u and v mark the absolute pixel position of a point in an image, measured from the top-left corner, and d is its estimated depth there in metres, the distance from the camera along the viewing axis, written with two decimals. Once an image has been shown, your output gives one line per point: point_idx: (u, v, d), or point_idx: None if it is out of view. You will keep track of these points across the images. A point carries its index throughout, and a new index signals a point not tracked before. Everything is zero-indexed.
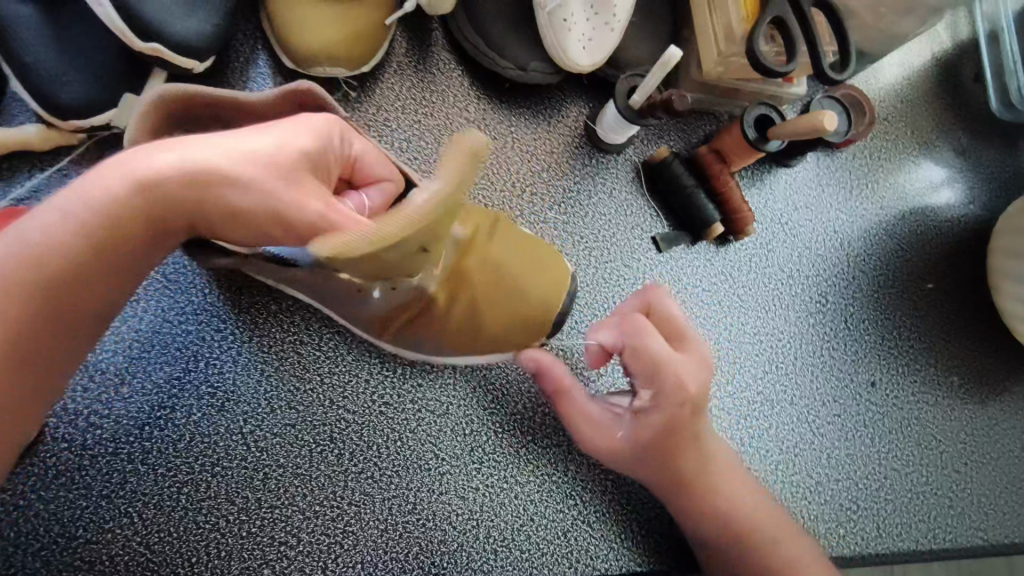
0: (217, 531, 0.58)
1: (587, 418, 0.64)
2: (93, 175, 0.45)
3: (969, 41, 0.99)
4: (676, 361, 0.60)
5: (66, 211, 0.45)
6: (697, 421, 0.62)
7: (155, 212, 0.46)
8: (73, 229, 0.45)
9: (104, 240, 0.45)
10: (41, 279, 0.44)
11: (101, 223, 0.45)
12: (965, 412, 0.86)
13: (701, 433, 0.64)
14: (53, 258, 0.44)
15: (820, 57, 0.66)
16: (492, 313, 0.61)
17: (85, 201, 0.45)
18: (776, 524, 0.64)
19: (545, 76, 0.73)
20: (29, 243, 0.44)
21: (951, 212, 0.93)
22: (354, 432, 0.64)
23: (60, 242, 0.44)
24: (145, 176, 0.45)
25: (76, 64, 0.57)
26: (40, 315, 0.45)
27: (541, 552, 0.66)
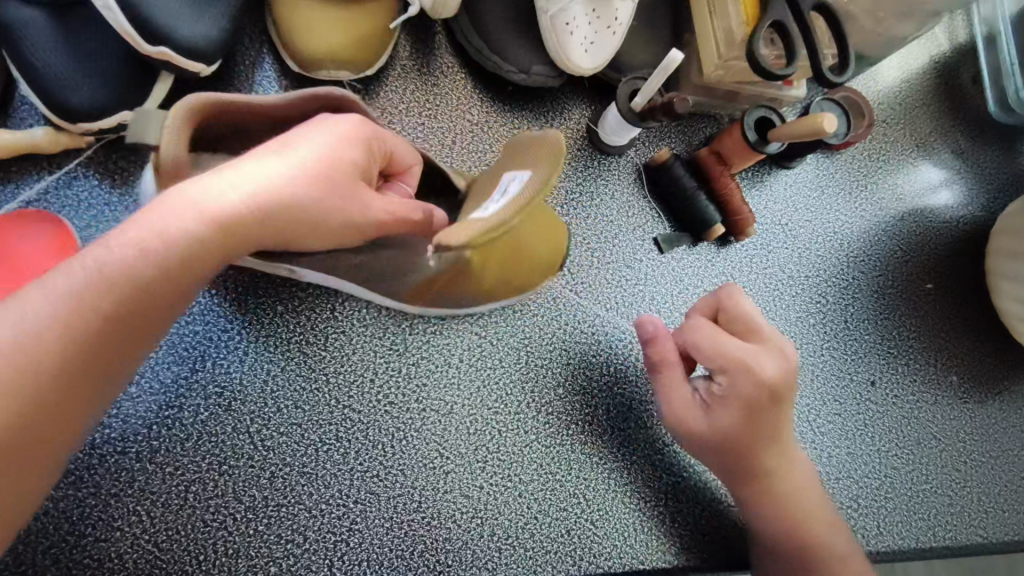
0: (225, 529, 0.59)
1: (680, 400, 0.67)
2: (167, 206, 0.43)
3: (966, 44, 1.00)
4: (747, 354, 0.65)
5: (137, 236, 0.42)
6: (775, 411, 0.65)
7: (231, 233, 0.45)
8: (146, 254, 0.42)
9: (179, 277, 0.43)
10: (119, 303, 0.41)
11: (178, 259, 0.43)
12: (964, 411, 0.87)
13: (778, 425, 0.66)
14: (131, 286, 0.41)
15: (820, 60, 0.67)
16: (520, 272, 0.64)
17: (163, 228, 0.42)
18: (822, 512, 0.67)
19: (547, 79, 0.74)
20: (99, 272, 0.41)
21: (949, 213, 0.94)
22: (359, 431, 0.65)
23: (136, 268, 0.41)
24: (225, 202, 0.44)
25: (84, 67, 0.57)
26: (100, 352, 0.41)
27: (545, 550, 0.67)
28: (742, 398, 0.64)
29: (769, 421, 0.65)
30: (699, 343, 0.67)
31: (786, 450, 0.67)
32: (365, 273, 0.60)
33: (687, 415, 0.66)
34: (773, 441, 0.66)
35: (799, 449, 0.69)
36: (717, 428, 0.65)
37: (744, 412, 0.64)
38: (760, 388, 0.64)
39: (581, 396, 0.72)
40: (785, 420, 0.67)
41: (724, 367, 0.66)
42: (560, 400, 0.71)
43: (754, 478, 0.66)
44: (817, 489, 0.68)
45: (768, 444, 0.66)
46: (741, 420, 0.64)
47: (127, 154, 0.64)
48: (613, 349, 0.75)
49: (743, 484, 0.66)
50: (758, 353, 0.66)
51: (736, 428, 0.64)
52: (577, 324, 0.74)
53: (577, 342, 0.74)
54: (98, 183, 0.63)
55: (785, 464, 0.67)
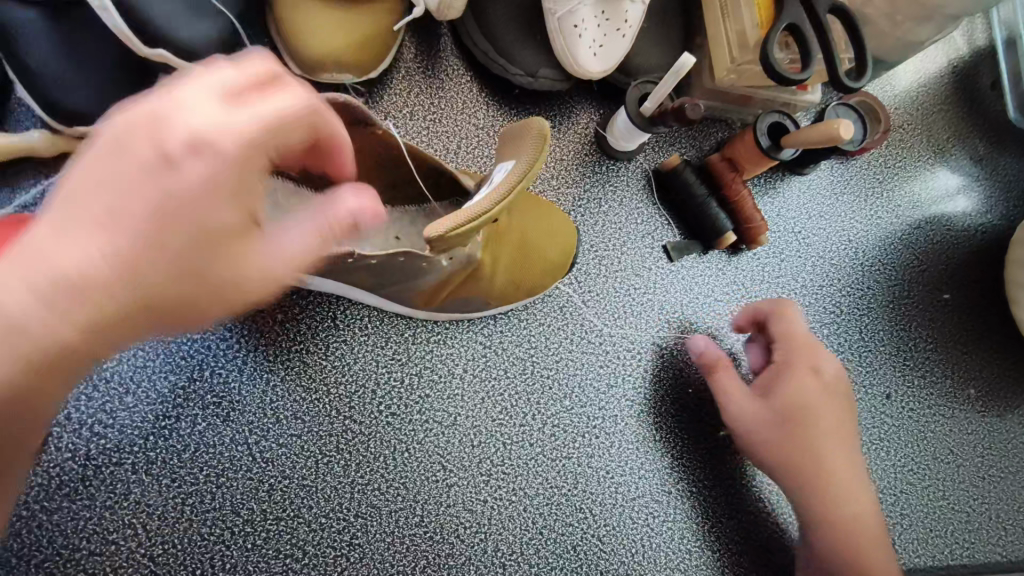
0: (222, 543, 0.58)
1: (736, 388, 0.68)
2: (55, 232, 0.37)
3: (985, 47, 0.98)
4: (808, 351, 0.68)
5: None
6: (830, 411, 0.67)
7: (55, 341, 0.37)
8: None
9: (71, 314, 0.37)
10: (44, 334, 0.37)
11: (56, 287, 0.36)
12: (982, 425, 0.85)
13: (834, 429, 0.66)
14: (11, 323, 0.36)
15: (837, 65, 0.65)
16: (528, 271, 0.66)
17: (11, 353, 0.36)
18: (878, 541, 0.64)
19: (554, 82, 0.72)
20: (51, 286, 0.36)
21: (968, 220, 0.91)
22: (360, 443, 0.63)
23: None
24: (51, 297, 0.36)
25: (82, 71, 0.56)
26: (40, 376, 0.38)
27: (549, 567, 0.65)
28: (797, 385, 0.66)
29: (826, 419, 0.66)
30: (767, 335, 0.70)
31: (842, 451, 0.66)
32: (384, 276, 0.57)
33: (743, 399, 0.67)
34: (833, 440, 0.66)
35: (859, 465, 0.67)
36: (772, 409, 0.66)
37: (800, 399, 0.66)
38: (815, 379, 0.67)
39: (587, 409, 0.70)
40: (844, 430, 0.67)
41: (787, 355, 0.68)
42: (567, 411, 0.70)
43: (807, 481, 0.64)
44: (871, 501, 0.66)
45: (828, 439, 0.66)
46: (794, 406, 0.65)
47: None
48: (619, 360, 0.73)
49: (792, 480, 0.65)
50: (819, 351, 0.69)
51: (792, 412, 0.65)
52: (584, 334, 0.72)
53: (584, 352, 0.72)
54: None
55: (842, 467, 0.65)
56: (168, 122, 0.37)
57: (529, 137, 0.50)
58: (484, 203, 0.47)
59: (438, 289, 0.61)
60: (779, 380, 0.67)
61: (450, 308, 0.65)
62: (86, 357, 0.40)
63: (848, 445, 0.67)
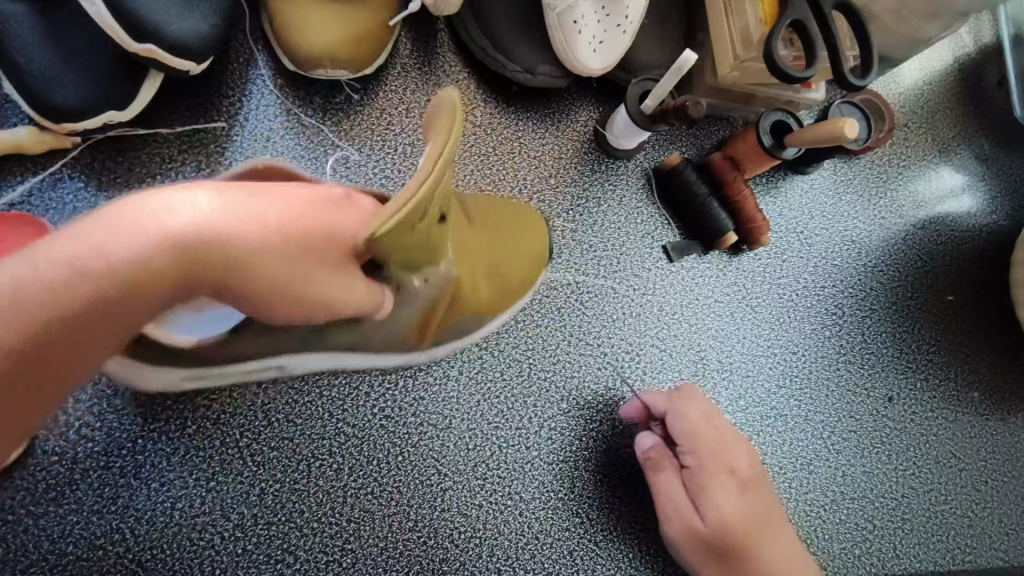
0: (212, 548, 0.57)
1: (667, 500, 0.63)
2: (191, 207, 0.35)
3: (991, 45, 0.96)
4: (724, 440, 0.66)
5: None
6: (756, 496, 0.65)
7: (139, 284, 0.33)
8: (43, 300, 0.31)
9: (145, 280, 0.34)
10: (122, 283, 0.33)
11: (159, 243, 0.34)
12: (985, 429, 0.84)
13: (762, 514, 0.65)
14: (103, 263, 0.32)
15: (842, 63, 0.64)
16: (510, 292, 0.62)
17: (85, 270, 0.32)
18: None
19: (554, 79, 0.71)
20: (154, 232, 0.34)
21: (972, 220, 0.90)
22: (353, 446, 0.62)
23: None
24: (172, 239, 0.34)
25: (69, 65, 0.55)
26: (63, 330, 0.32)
27: (545, 572, 0.64)
28: (722, 482, 0.64)
29: (754, 518, 0.64)
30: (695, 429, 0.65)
31: (786, 544, 0.65)
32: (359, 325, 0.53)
33: (682, 511, 0.63)
34: (768, 531, 0.64)
35: (802, 549, 0.66)
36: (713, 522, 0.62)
37: (735, 498, 0.63)
38: (734, 475, 0.65)
39: (585, 412, 0.69)
40: (772, 512, 0.66)
41: (699, 450, 0.65)
42: (563, 414, 0.68)
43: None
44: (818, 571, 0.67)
45: (764, 531, 0.64)
46: (734, 507, 0.63)
47: (117, 155, 0.62)
48: (617, 364, 0.72)
49: None
50: (731, 442, 0.67)
51: (732, 518, 0.62)
52: (582, 336, 0.71)
53: (581, 354, 0.71)
54: (85, 185, 0.61)
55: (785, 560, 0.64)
56: (304, 190, 0.42)
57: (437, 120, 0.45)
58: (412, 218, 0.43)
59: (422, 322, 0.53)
60: (709, 482, 0.64)
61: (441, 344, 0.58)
62: (99, 338, 0.34)
63: (784, 529, 0.66)
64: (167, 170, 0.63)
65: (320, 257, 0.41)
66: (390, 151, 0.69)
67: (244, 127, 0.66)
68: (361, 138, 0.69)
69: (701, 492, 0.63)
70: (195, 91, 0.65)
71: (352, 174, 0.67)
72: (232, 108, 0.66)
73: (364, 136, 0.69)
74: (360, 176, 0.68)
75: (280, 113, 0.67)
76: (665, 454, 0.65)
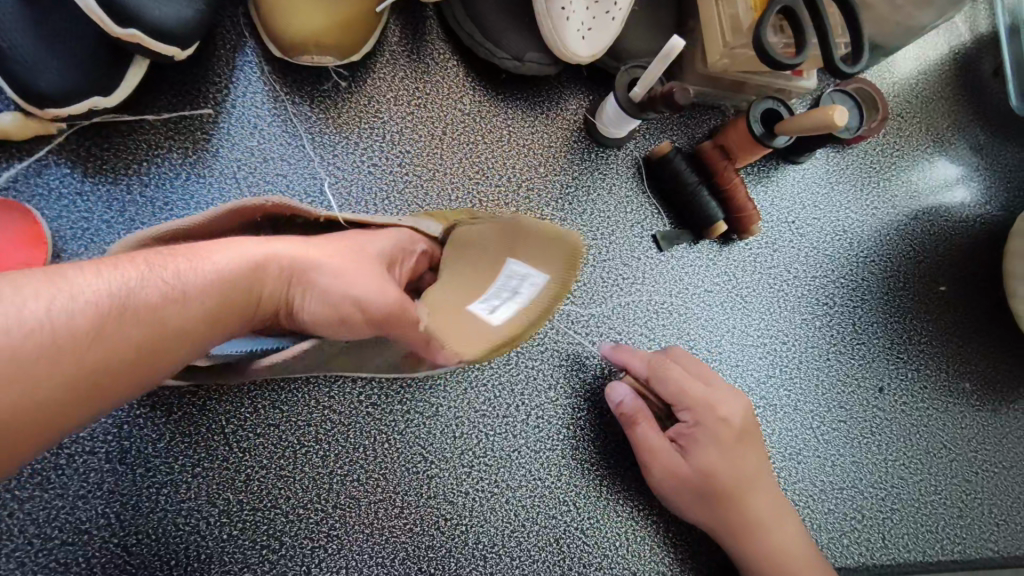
0: (197, 533, 0.57)
1: (652, 450, 0.63)
2: (270, 246, 0.42)
3: (987, 35, 0.95)
4: (714, 394, 0.65)
5: (111, 274, 0.36)
6: (748, 451, 0.64)
7: (230, 298, 0.40)
8: (158, 308, 0.36)
9: (233, 298, 0.40)
10: (219, 299, 0.39)
11: (247, 274, 0.40)
12: (977, 420, 0.83)
13: (753, 468, 0.64)
14: (208, 284, 0.39)
15: (831, 49, 0.63)
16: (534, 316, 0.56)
17: (192, 282, 0.38)
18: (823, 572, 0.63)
19: (543, 67, 0.71)
20: (244, 263, 0.41)
21: (966, 211, 0.90)
22: (339, 434, 0.62)
23: (71, 325, 0.33)
24: (254, 263, 0.41)
25: (51, 51, 0.54)
26: (170, 334, 0.37)
27: (531, 559, 0.64)
28: (714, 437, 0.63)
29: (741, 471, 0.63)
30: (685, 386, 0.64)
31: (771, 496, 0.65)
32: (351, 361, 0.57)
33: (667, 460, 0.62)
34: (756, 482, 0.64)
35: (785, 504, 0.66)
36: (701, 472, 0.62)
37: (725, 452, 0.63)
38: (729, 429, 0.64)
39: (574, 400, 0.69)
40: (762, 468, 0.65)
41: (690, 405, 0.64)
42: (550, 403, 0.68)
43: (741, 530, 0.62)
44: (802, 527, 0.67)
45: (750, 483, 0.63)
46: (719, 459, 0.62)
47: (103, 142, 0.62)
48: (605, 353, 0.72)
49: (728, 539, 0.63)
50: (726, 396, 0.65)
51: (717, 469, 0.62)
52: (572, 325, 0.71)
53: (570, 342, 0.71)
54: (70, 171, 0.60)
55: (772, 517, 0.64)
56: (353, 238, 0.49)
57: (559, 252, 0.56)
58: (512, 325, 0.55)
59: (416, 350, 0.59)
60: (698, 435, 0.63)
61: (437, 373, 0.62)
62: (189, 349, 0.39)
63: (770, 479, 0.65)
64: (154, 156, 0.63)
65: (358, 272, 0.45)
66: (378, 139, 0.69)
67: (231, 115, 0.65)
68: (349, 125, 0.68)
69: (690, 444, 0.63)
70: (181, 77, 0.65)
71: (339, 162, 0.67)
72: (219, 95, 0.65)
73: (351, 123, 0.69)
74: (348, 164, 0.67)
75: (267, 101, 0.67)
76: (644, 409, 0.65)
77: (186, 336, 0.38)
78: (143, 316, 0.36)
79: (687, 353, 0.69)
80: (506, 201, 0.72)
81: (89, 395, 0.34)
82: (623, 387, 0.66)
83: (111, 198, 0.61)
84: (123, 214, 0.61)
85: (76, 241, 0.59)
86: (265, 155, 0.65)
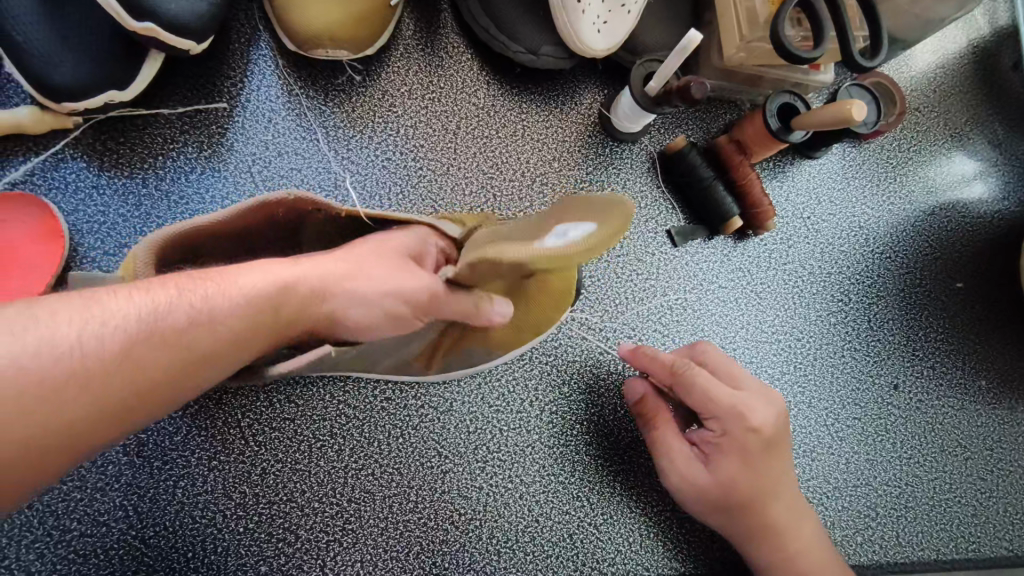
0: (214, 526, 0.57)
1: (670, 453, 0.63)
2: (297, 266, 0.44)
3: (1007, 28, 0.94)
4: (741, 399, 0.61)
5: (142, 298, 0.38)
6: (774, 459, 0.61)
7: (257, 320, 0.41)
8: (186, 333, 0.38)
9: (260, 319, 0.41)
10: (245, 321, 0.41)
11: (273, 296, 0.42)
12: (993, 418, 0.83)
13: (778, 476, 0.62)
14: (235, 307, 0.40)
15: (850, 42, 0.62)
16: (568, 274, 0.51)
17: (220, 306, 0.40)
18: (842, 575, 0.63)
19: (557, 60, 0.70)
20: (270, 285, 0.42)
21: (984, 207, 0.89)
22: (354, 428, 0.62)
23: (102, 349, 0.35)
24: (280, 284, 0.42)
25: (67, 44, 0.54)
26: (197, 357, 0.39)
27: (545, 555, 0.64)
28: (740, 449, 0.60)
29: (762, 480, 0.61)
30: (713, 393, 0.60)
31: (793, 502, 0.63)
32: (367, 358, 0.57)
33: (683, 465, 0.61)
34: (779, 493, 0.61)
35: (805, 505, 0.64)
36: (722, 483, 0.60)
37: (747, 464, 0.60)
38: (756, 438, 0.60)
39: (587, 396, 0.69)
40: (786, 474, 0.63)
41: (715, 413, 0.60)
42: (564, 398, 0.68)
43: (760, 538, 0.61)
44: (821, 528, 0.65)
45: (773, 496, 0.61)
46: (743, 471, 0.60)
47: (119, 136, 0.62)
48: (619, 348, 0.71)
49: (747, 545, 0.62)
50: (756, 403, 0.61)
51: (739, 480, 0.60)
52: (586, 320, 0.71)
53: (584, 338, 0.71)
54: (87, 165, 0.61)
55: (793, 525, 0.62)
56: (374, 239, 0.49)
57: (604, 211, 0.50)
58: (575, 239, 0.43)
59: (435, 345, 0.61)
60: (722, 446, 0.60)
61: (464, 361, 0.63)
62: (217, 370, 0.41)
63: (794, 485, 0.64)
64: (169, 151, 0.63)
65: (385, 270, 0.46)
66: (392, 133, 0.69)
67: (245, 109, 0.65)
68: (363, 119, 0.68)
69: (712, 454, 0.61)
70: (196, 71, 0.64)
71: (353, 156, 0.67)
72: (234, 88, 0.65)
73: (365, 117, 0.68)
74: (362, 158, 0.67)
75: (281, 95, 0.66)
76: (661, 406, 0.65)
77: (214, 356, 0.40)
78: (171, 341, 0.38)
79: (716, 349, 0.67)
80: (519, 196, 0.71)
81: (121, 413, 0.37)
82: (643, 384, 0.67)
83: (127, 192, 0.61)
84: (139, 209, 0.61)
85: (92, 236, 0.60)
86: (279, 150, 0.65)
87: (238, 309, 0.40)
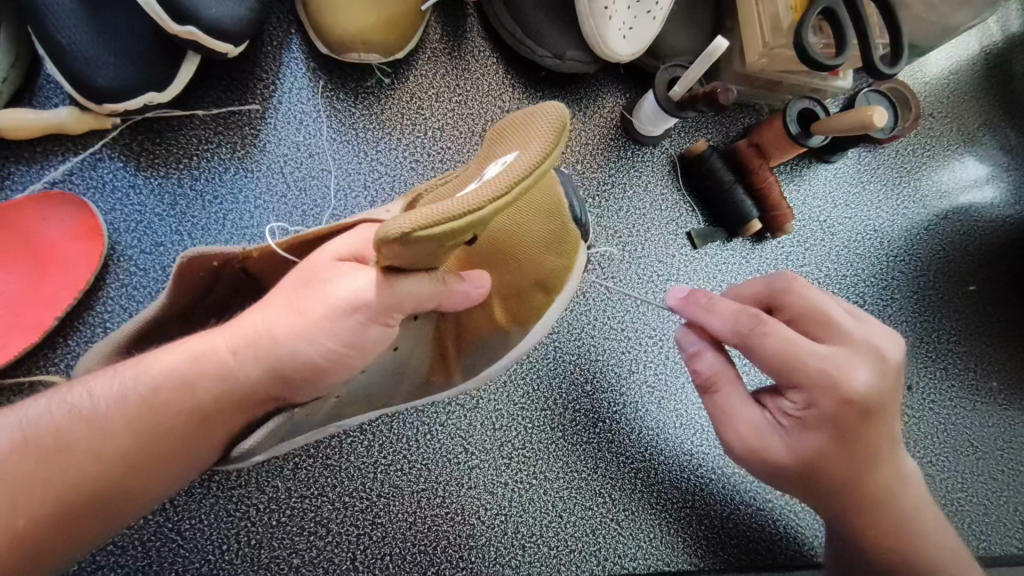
0: (248, 519, 0.59)
1: (739, 421, 0.56)
2: (196, 343, 0.45)
3: (1020, 35, 0.95)
4: (831, 361, 0.52)
5: (49, 401, 0.42)
6: (876, 424, 0.53)
7: (175, 401, 0.44)
8: (92, 428, 0.42)
9: (172, 403, 0.44)
10: (156, 406, 0.43)
11: (179, 380, 0.44)
12: (1004, 418, 0.84)
13: (878, 438, 0.54)
14: (141, 400, 0.43)
15: (872, 51, 0.64)
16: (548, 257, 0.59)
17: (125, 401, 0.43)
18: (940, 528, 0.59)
19: (582, 65, 0.71)
20: (172, 370, 0.44)
21: (995, 211, 0.90)
22: (383, 424, 0.64)
23: (11, 466, 0.40)
24: (186, 364, 0.44)
25: (109, 47, 0.56)
26: (125, 453, 0.43)
27: (569, 549, 0.65)
28: (833, 421, 0.52)
29: (859, 450, 0.53)
30: (794, 358, 0.52)
31: (892, 460, 0.56)
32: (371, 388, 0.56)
33: (759, 436, 0.55)
34: (876, 456, 0.55)
35: (905, 462, 0.58)
36: (807, 457, 0.53)
37: (837, 437, 0.52)
38: (852, 410, 0.51)
39: (609, 394, 0.70)
40: (889, 431, 0.55)
41: (795, 382, 0.52)
42: (587, 396, 0.70)
43: (853, 502, 0.56)
44: (925, 489, 0.59)
45: (873, 458, 0.55)
46: (832, 443, 0.53)
47: (155, 136, 0.63)
48: (641, 347, 0.73)
49: (841, 511, 0.57)
50: (851, 363, 0.52)
51: (831, 450, 0.53)
52: (609, 321, 0.72)
53: (608, 338, 0.72)
54: (124, 165, 0.62)
55: (888, 484, 0.57)
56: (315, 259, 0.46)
57: (541, 126, 0.38)
58: (474, 202, 0.34)
59: (442, 348, 0.60)
60: (808, 417, 0.53)
61: (471, 374, 0.61)
62: (158, 462, 0.44)
63: (896, 438, 0.56)
64: (203, 151, 0.64)
65: (323, 286, 0.45)
66: (420, 135, 0.70)
67: (278, 111, 0.67)
68: (392, 122, 0.70)
69: (796, 425, 0.54)
70: (229, 73, 0.66)
71: (383, 158, 0.68)
72: (266, 91, 0.66)
73: (394, 120, 0.70)
74: (390, 160, 0.69)
75: (312, 97, 0.68)
76: (725, 370, 0.59)
77: (133, 453, 0.43)
78: (83, 440, 0.42)
79: (802, 280, 0.58)
80: None
81: (76, 514, 0.42)
82: (699, 336, 0.61)
83: (163, 192, 0.62)
84: (174, 208, 0.62)
85: (130, 234, 0.61)
86: (310, 151, 0.67)
87: (140, 402, 0.43)
